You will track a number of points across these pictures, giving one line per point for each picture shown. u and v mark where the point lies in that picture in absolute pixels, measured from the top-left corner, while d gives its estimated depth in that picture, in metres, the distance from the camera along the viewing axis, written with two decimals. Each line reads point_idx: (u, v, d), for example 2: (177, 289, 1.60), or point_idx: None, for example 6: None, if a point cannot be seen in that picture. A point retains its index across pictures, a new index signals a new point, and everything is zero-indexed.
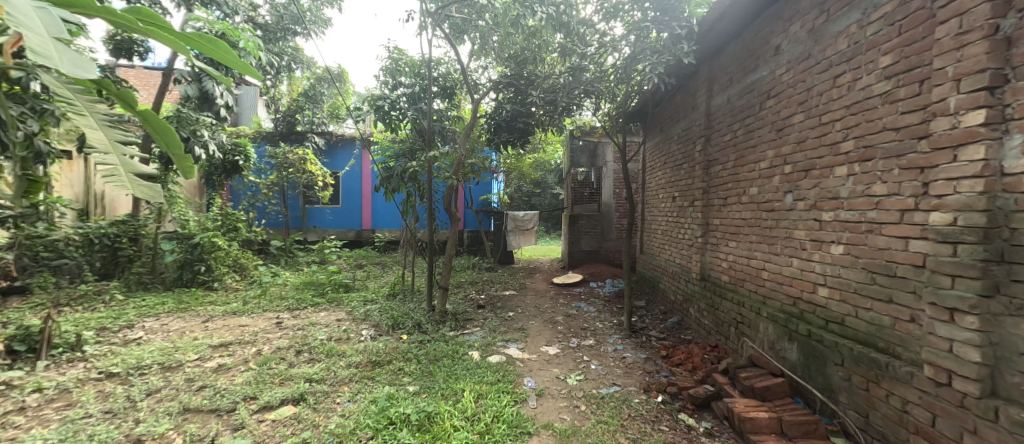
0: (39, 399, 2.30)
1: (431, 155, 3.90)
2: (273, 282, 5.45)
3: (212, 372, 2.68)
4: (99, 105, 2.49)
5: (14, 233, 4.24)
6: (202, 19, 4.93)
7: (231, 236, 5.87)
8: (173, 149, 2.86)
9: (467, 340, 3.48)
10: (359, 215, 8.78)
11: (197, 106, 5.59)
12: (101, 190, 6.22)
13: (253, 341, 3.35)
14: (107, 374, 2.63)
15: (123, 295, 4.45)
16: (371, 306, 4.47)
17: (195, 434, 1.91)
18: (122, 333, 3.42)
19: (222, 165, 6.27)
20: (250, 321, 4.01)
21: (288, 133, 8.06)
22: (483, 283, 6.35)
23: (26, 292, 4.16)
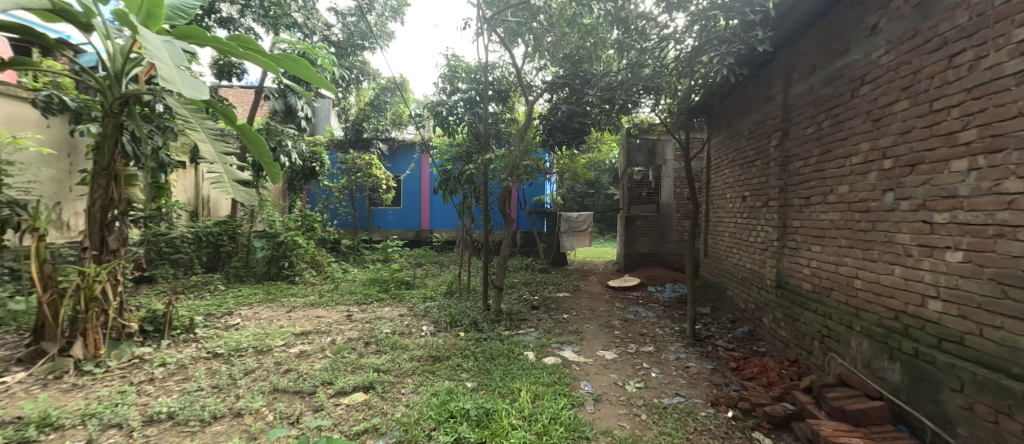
0: (166, 371, 2.74)
1: (487, 158, 4.00)
2: (345, 278, 5.95)
3: (295, 357, 3.01)
4: (207, 121, 3.24)
5: (145, 231, 5.12)
6: (287, 41, 5.59)
7: (309, 235, 6.44)
8: (261, 156, 3.56)
9: (521, 340, 3.52)
10: (419, 216, 9.26)
11: (282, 119, 6.68)
12: (207, 195, 7.28)
13: (327, 331, 3.69)
14: (214, 354, 3.05)
15: (223, 286, 5.15)
16: (430, 303, 4.70)
17: (284, 412, 2.15)
18: (224, 319, 3.96)
19: (302, 171, 6.91)
20: (325, 312, 4.43)
21: (356, 140, 8.78)
22: (538, 285, 6.36)
23: (154, 281, 5.01)
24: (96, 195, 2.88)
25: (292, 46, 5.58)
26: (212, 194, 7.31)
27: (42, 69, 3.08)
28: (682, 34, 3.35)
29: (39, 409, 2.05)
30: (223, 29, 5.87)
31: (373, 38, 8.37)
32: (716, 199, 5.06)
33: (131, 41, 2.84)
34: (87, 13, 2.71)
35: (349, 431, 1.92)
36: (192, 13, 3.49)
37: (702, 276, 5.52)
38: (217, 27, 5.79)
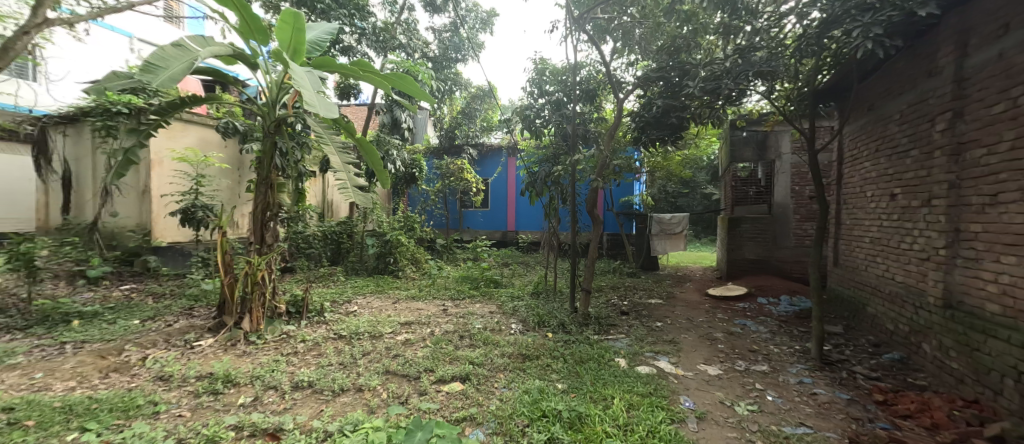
0: (305, 347, 3.29)
1: (575, 158, 3.94)
2: (440, 274, 6.44)
3: (401, 344, 3.35)
4: (335, 137, 3.80)
5: (288, 229, 6.21)
6: (394, 61, 6.31)
7: (410, 235, 7.08)
8: (375, 164, 4.05)
9: (610, 346, 3.40)
10: (507, 218, 9.56)
11: (389, 131, 7.54)
12: (333, 198, 8.57)
13: (427, 322, 4.03)
14: (338, 336, 3.56)
15: (344, 277, 5.97)
16: (518, 302, 4.82)
17: (396, 393, 2.40)
18: (345, 306, 4.60)
19: (404, 177, 7.63)
20: (424, 305, 4.84)
21: (449, 147, 9.31)
22: (628, 289, 6.08)
23: (295, 271, 6.03)
24: (258, 201, 3.57)
25: (398, 66, 6.28)
26: (336, 197, 8.57)
27: (224, 102, 3.94)
28: (806, 6, 2.95)
29: (223, 368, 2.62)
30: (345, 57, 6.80)
31: (465, 50, 9.02)
32: (850, 199, 4.28)
33: (283, 73, 3.49)
34: (256, 54, 3.41)
35: (449, 417, 2.07)
36: (325, 45, 4.14)
37: (832, 289, 4.69)
38: (340, 55, 6.71)
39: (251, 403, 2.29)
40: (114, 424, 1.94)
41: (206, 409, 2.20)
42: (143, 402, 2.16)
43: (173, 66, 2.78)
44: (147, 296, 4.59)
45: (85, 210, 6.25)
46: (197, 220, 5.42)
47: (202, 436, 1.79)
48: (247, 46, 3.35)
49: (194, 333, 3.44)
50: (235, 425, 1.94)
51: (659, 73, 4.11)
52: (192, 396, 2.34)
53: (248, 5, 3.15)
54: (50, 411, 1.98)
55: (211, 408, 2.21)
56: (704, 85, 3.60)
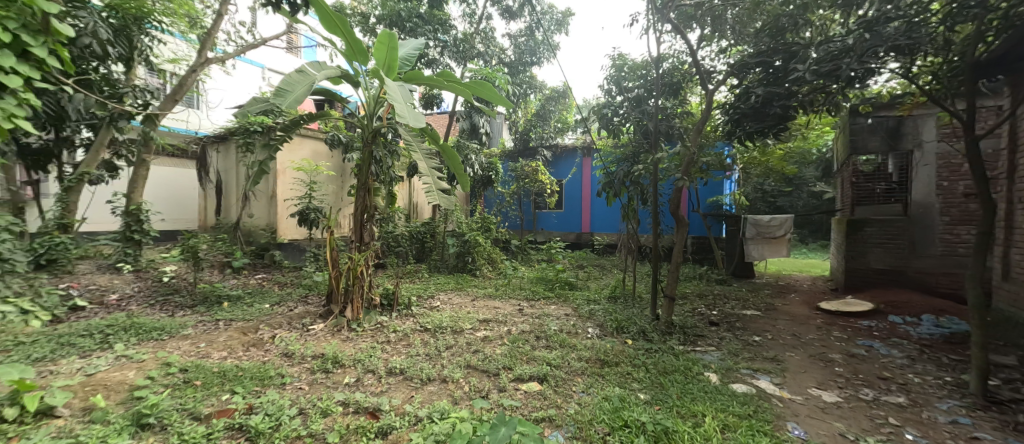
0: (396, 337, 3.60)
1: (657, 156, 3.69)
2: (515, 275, 6.56)
3: (480, 340, 3.48)
4: (422, 144, 4.09)
5: (381, 229, 6.86)
6: (473, 70, 6.62)
7: (486, 235, 7.29)
8: (456, 169, 4.27)
9: (699, 359, 3.14)
10: (582, 219, 9.37)
11: (468, 136, 7.94)
12: (418, 201, 9.26)
13: (503, 321, 4.14)
14: (424, 328, 3.83)
15: (427, 275, 6.41)
16: (595, 305, 4.69)
17: (478, 387, 2.51)
18: (429, 301, 4.94)
19: (481, 179, 7.85)
20: (500, 304, 4.98)
21: (524, 150, 9.44)
22: (718, 298, 5.54)
23: (386, 266, 6.63)
24: (357, 203, 4.01)
25: (477, 73, 6.56)
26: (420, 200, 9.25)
27: (331, 118, 4.49)
28: None
29: (332, 350, 2.99)
30: (430, 69, 7.29)
31: (540, 53, 9.09)
32: None
33: (379, 89, 3.89)
34: (358, 74, 3.86)
35: (529, 416, 2.10)
36: (414, 60, 4.52)
37: (1001, 310, 3.74)
38: (425, 68, 7.20)
39: (354, 383, 2.58)
40: (253, 391, 2.33)
41: (320, 384, 2.53)
42: (274, 373, 2.57)
43: (296, 90, 3.26)
44: (274, 284, 5.44)
45: (230, 212, 7.61)
46: (310, 221, 6.27)
47: (319, 409, 2.07)
48: (351, 67, 3.80)
49: (308, 318, 3.98)
50: (343, 401, 2.20)
51: (759, 58, 3.70)
52: (309, 373, 2.71)
53: (352, 30, 3.59)
54: (211, 374, 2.46)
55: (323, 384, 2.54)
56: (817, 67, 3.16)
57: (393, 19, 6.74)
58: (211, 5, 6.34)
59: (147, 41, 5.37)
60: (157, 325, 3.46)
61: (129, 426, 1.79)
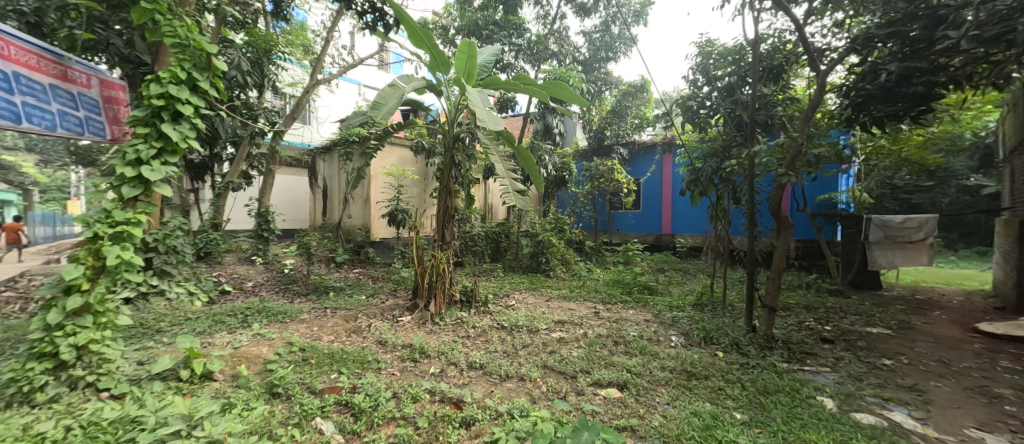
0: (475, 333, 3.76)
1: (755, 148, 3.29)
2: (590, 277, 6.40)
3: (557, 342, 3.47)
4: (499, 147, 4.21)
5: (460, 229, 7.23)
6: (547, 71, 6.63)
7: (559, 235, 7.21)
8: (532, 170, 4.32)
9: (809, 380, 2.74)
10: (662, 220, 8.79)
11: (542, 137, 7.99)
12: (493, 202, 9.56)
13: (579, 323, 4.07)
14: (501, 326, 3.93)
15: (502, 274, 6.57)
16: (678, 312, 4.37)
17: (556, 388, 2.51)
18: (504, 299, 5.06)
19: (554, 180, 7.65)
20: (575, 306, 4.90)
21: (598, 148, 9.17)
22: (831, 311, 4.79)
23: (465, 265, 6.94)
24: (440, 205, 4.27)
25: (551, 74, 6.56)
26: (495, 202, 9.54)
27: (416, 125, 4.84)
28: None
29: (418, 341, 3.21)
30: (505, 74, 7.48)
31: (616, 48, 8.77)
32: None
33: (459, 96, 4.10)
34: (441, 83, 4.12)
35: (610, 423, 2.03)
36: (491, 66, 4.68)
37: None
38: (500, 72, 7.39)
39: (439, 374, 2.75)
40: (355, 373, 2.62)
41: (409, 372, 2.75)
42: (370, 358, 2.85)
43: (389, 102, 3.58)
44: (368, 278, 6.03)
45: (333, 213, 8.64)
46: (398, 221, 6.83)
47: (409, 394, 2.25)
48: (434, 77, 4.07)
49: (398, 311, 4.34)
50: (429, 389, 2.35)
51: (890, 28, 3.13)
52: (399, 361, 2.96)
53: (436, 43, 3.85)
54: (321, 355, 2.82)
55: (413, 372, 2.76)
56: (976, 32, 2.58)
57: (470, 29, 7.07)
58: (320, 34, 7.28)
59: (272, 70, 6.35)
60: (279, 310, 4.06)
61: (264, 394, 2.14)
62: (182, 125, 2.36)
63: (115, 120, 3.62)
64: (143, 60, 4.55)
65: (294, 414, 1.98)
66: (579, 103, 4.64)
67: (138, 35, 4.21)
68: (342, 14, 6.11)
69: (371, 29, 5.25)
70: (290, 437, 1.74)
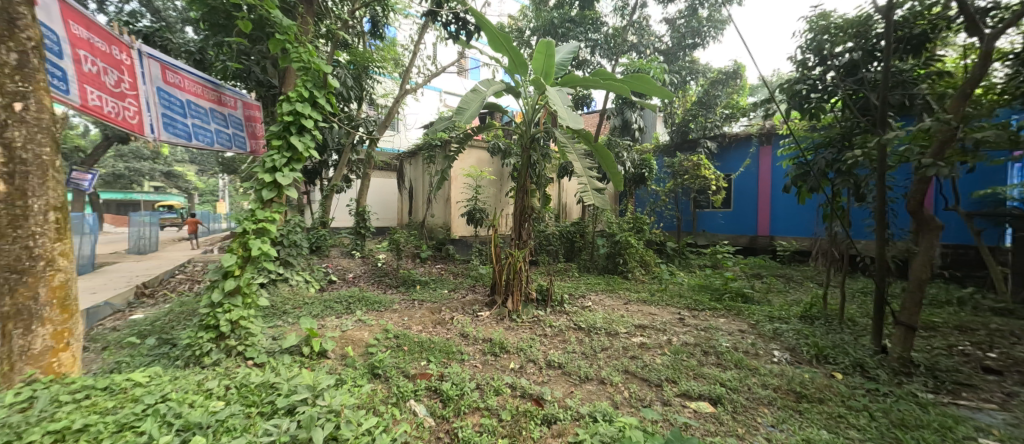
0: (552, 332, 3.75)
1: (888, 135, 2.76)
2: (673, 281, 5.98)
3: (638, 347, 3.30)
4: (577, 145, 4.14)
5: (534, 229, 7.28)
6: (625, 63, 6.33)
7: (639, 236, 6.83)
8: (610, 168, 4.18)
9: (966, 417, 2.22)
10: (758, 220, 7.86)
11: (619, 133, 7.66)
12: (566, 201, 9.46)
13: (662, 329, 3.82)
14: (578, 327, 3.86)
15: (577, 274, 6.46)
16: (781, 324, 3.87)
17: (640, 395, 2.40)
18: (580, 300, 4.97)
19: (633, 177, 7.32)
20: (657, 310, 4.62)
21: (681, 143, 8.48)
22: (997, 334, 3.84)
23: (539, 263, 6.97)
24: (517, 204, 4.35)
25: (630, 67, 6.26)
26: (568, 201, 9.43)
27: (493, 127, 4.98)
28: None
29: (498, 337, 3.31)
30: (581, 70, 7.32)
31: (705, 32, 8.02)
32: None
33: (537, 95, 4.11)
34: (519, 85, 4.19)
35: (705, 440, 1.88)
36: (569, 64, 4.64)
37: None
38: (576, 70, 7.27)
39: (518, 369, 2.82)
40: (441, 362, 2.81)
41: (490, 365, 2.86)
42: (455, 349, 3.02)
43: (470, 107, 3.74)
44: (449, 274, 6.38)
45: (417, 212, 9.32)
46: (476, 220, 7.12)
47: (492, 387, 2.33)
48: (513, 79, 4.17)
49: (477, 306, 4.52)
50: (510, 384, 2.42)
51: None
52: (481, 354, 3.09)
53: (514, 46, 3.94)
54: (412, 343, 3.06)
55: (494, 365, 2.87)
56: None
57: (546, 29, 7.06)
58: (407, 47, 7.89)
59: (369, 84, 7.06)
60: (374, 299, 4.50)
61: (367, 374, 2.42)
62: (304, 137, 2.75)
63: (254, 135, 4.33)
64: (272, 83, 5.36)
65: (392, 394, 2.19)
66: (663, 95, 4.36)
67: (269, 62, 5.01)
68: (427, 27, 6.55)
69: (454, 38, 5.54)
70: (391, 415, 1.93)
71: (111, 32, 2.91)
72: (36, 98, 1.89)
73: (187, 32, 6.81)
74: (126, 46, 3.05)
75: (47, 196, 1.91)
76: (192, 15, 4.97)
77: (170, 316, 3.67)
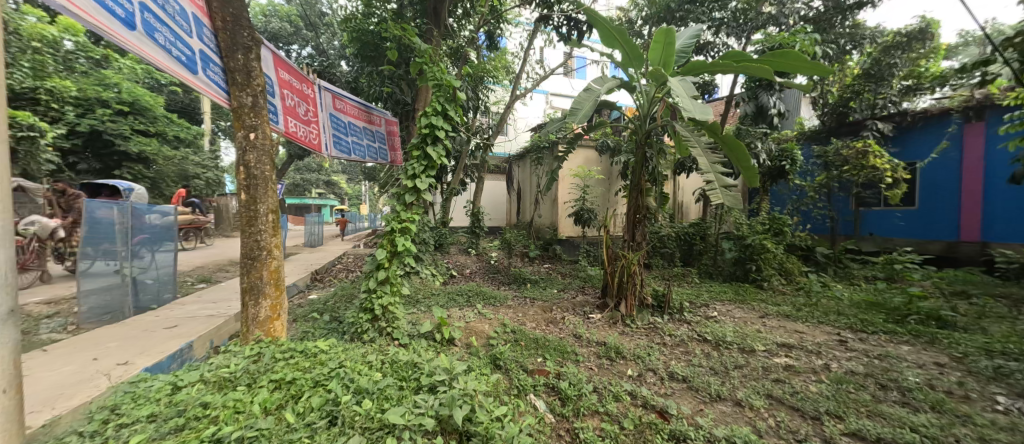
0: (673, 341, 3.47)
1: None
2: (827, 294, 4.93)
3: (784, 369, 2.82)
4: (701, 137, 3.74)
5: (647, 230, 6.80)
6: (760, 40, 5.48)
7: (778, 239, 5.81)
8: (742, 161, 3.70)
9: None
10: (959, 223, 5.97)
11: (753, 121, 6.37)
12: (682, 199, 8.65)
13: (816, 351, 3.18)
14: (704, 338, 3.49)
15: (699, 280, 5.85)
16: (1010, 362, 2.86)
17: (789, 425, 2.07)
18: (703, 309, 4.47)
19: (768, 171, 6.26)
20: (806, 329, 3.88)
21: (838, 127, 6.77)
22: None
23: (652, 267, 6.50)
24: (631, 204, 4.14)
25: (768, 44, 5.39)
26: (685, 199, 8.61)
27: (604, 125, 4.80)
28: None
29: (613, 341, 3.20)
30: (703, 55, 6.60)
31: None
32: None
33: (654, 87, 3.84)
34: (633, 79, 3.98)
35: None
36: (690, 50, 4.24)
37: None
38: (697, 55, 6.60)
39: (637, 377, 2.69)
40: (556, 361, 2.86)
41: (606, 370, 2.79)
42: (569, 349, 3.03)
43: (583, 107, 3.72)
44: (558, 274, 6.40)
45: (525, 213, 9.63)
46: (585, 221, 7.01)
47: (611, 392, 2.28)
48: (627, 73, 3.99)
49: (588, 307, 4.43)
50: (630, 391, 2.33)
51: None
52: (595, 356, 3.04)
53: (630, 39, 3.77)
54: (528, 339, 3.18)
55: (611, 370, 2.80)
56: None
57: (661, 15, 6.54)
58: (517, 55, 8.19)
59: (483, 93, 7.54)
60: (490, 294, 4.80)
61: (490, 364, 2.62)
62: (437, 146, 3.10)
63: (392, 147, 5.14)
64: (405, 101, 6.11)
65: (513, 387, 2.32)
66: (815, 71, 3.65)
67: (405, 83, 5.77)
68: (537, 32, 6.70)
69: (564, 40, 5.55)
70: (515, 406, 2.04)
71: (302, 72, 3.71)
72: (262, 129, 2.53)
73: (343, 65, 8.23)
74: (310, 82, 3.85)
75: (269, 202, 2.53)
76: (348, 51, 6.02)
77: (335, 298, 4.50)
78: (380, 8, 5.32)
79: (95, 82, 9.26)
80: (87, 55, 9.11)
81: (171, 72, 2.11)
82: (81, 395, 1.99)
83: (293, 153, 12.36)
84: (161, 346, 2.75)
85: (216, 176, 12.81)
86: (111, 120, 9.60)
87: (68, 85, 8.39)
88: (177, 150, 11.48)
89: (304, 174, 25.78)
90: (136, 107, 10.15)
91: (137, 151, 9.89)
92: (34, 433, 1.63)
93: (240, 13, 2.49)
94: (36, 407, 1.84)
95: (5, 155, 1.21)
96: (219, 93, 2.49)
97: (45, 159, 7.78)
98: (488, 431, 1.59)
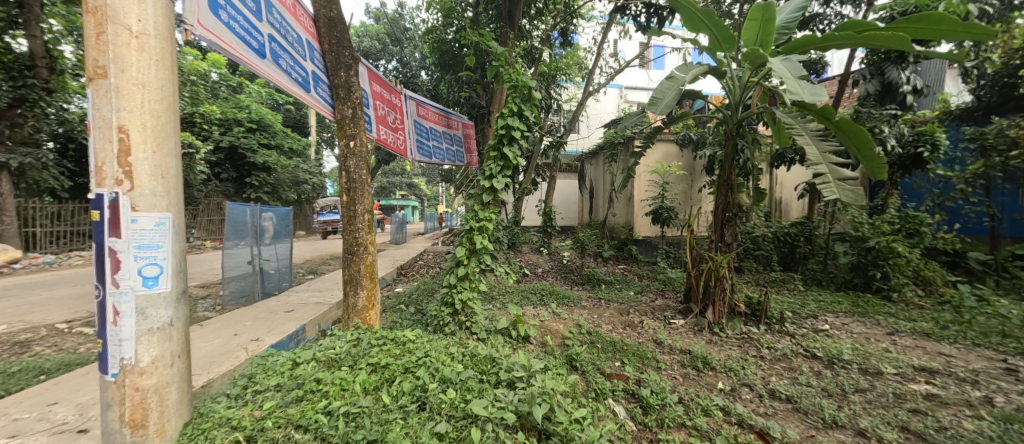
0: (772, 355, 3.08)
1: None
2: (984, 309, 3.96)
3: (923, 399, 2.33)
4: (809, 123, 3.25)
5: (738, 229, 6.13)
6: (887, 6, 4.62)
7: (913, 242, 4.82)
8: (862, 149, 3.18)
9: None
10: None
11: (877, 102, 5.38)
12: (780, 196, 7.65)
13: (971, 379, 2.58)
14: (812, 354, 3.04)
15: (803, 287, 5.14)
16: None
17: None
18: (811, 321, 3.89)
19: (899, 161, 5.25)
20: (955, 352, 3.16)
21: (1003, 103, 5.27)
22: None
23: (742, 270, 5.87)
24: (718, 201, 3.76)
25: (898, 9, 4.50)
26: (785, 195, 7.60)
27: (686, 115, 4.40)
28: None
29: (699, 349, 2.96)
30: (808, 30, 5.77)
31: None
32: None
33: (750, 71, 3.43)
34: (723, 64, 3.62)
35: None
36: (794, 25, 3.71)
37: None
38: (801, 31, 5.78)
39: (729, 392, 2.45)
40: (636, 367, 2.74)
41: (692, 381, 2.60)
42: (649, 355, 2.88)
43: (667, 97, 3.47)
44: (635, 275, 6.11)
45: (598, 211, 9.39)
46: (664, 219, 6.59)
47: (699, 405, 2.15)
48: (715, 59, 3.65)
49: (669, 312, 4.14)
50: (722, 407, 2.17)
51: None
52: (680, 365, 2.83)
53: (718, 19, 3.44)
54: (605, 341, 3.07)
55: (698, 382, 2.58)
56: None
57: None
58: (590, 50, 8.00)
59: (556, 91, 7.49)
60: (564, 293, 4.76)
61: (566, 364, 2.61)
62: (513, 147, 3.15)
63: (468, 150, 5.45)
64: (480, 105, 6.32)
65: (591, 390, 2.29)
66: (971, 35, 2.95)
67: (481, 87, 5.96)
68: (611, 25, 6.46)
69: (642, 30, 5.27)
70: (594, 410, 2.00)
71: (390, 83, 4.03)
72: (359, 137, 2.81)
73: (424, 76, 8.80)
74: (397, 92, 4.19)
75: (365, 203, 2.80)
76: (427, 62, 6.43)
77: (418, 292, 4.83)
78: (458, 17, 5.58)
79: (232, 105, 11.30)
80: (227, 83, 11.03)
81: (291, 92, 2.44)
82: (228, 363, 2.42)
83: (381, 158, 13.55)
84: (282, 327, 3.22)
85: (322, 182, 14.61)
86: (244, 137, 11.52)
87: (213, 109, 10.24)
88: (291, 160, 13.35)
89: (389, 177, 28.18)
90: (261, 124, 11.93)
91: (261, 161, 11.65)
92: (197, 391, 2.04)
93: (343, 35, 2.80)
94: (197, 370, 2.29)
95: (180, 168, 1.51)
96: (325, 107, 2.84)
97: (199, 170, 9.64)
98: (568, 432, 1.58)
